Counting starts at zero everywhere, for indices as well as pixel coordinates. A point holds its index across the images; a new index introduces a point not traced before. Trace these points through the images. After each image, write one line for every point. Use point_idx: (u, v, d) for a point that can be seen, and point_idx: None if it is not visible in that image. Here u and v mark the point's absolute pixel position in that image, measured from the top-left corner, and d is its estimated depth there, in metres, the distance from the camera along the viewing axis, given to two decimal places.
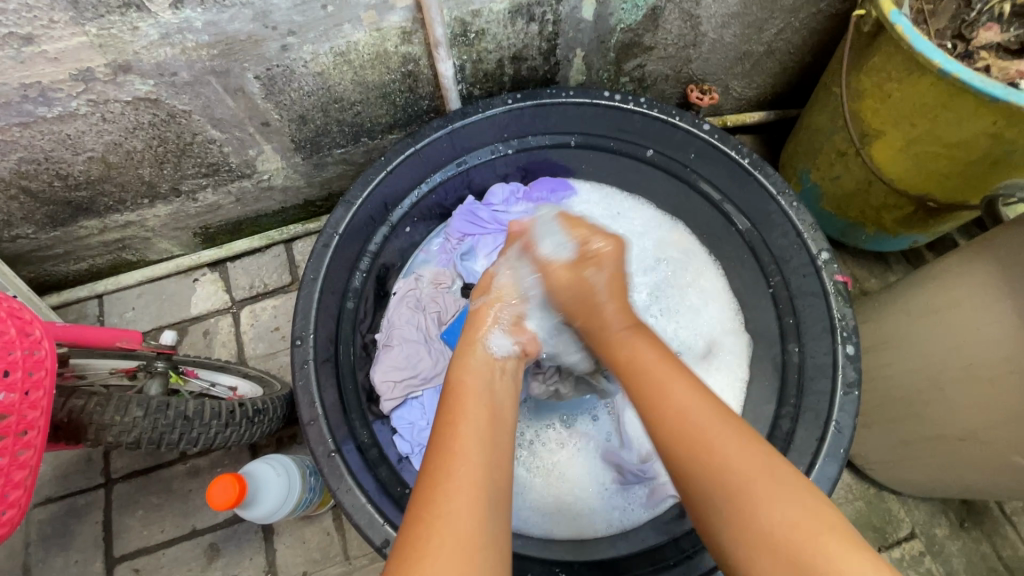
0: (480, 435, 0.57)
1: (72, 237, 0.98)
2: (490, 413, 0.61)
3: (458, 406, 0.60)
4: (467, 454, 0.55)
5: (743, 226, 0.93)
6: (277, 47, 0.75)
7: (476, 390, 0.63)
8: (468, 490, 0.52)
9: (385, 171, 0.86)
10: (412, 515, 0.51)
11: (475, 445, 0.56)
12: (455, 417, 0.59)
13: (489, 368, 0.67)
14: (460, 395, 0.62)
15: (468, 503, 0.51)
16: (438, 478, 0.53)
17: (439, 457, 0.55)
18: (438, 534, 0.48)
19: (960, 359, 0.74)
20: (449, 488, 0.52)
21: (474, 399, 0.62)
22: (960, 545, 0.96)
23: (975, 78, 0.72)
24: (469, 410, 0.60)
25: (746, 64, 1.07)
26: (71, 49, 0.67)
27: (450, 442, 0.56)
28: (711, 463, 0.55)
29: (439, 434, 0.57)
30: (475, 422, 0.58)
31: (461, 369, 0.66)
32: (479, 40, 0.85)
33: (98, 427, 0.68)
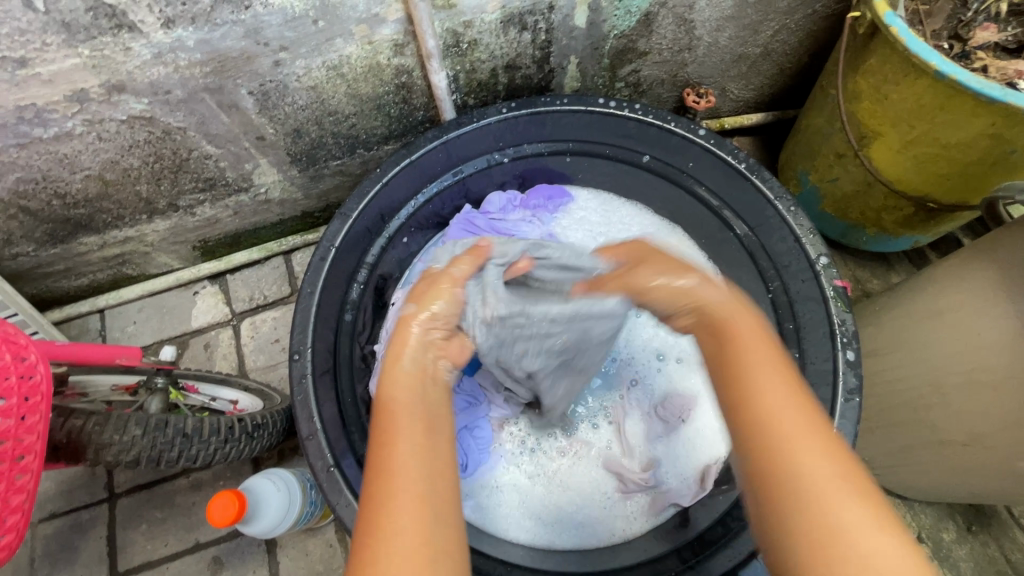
0: (418, 450, 0.53)
1: (72, 254, 0.98)
2: (428, 418, 0.56)
3: (390, 423, 0.55)
4: (405, 491, 0.50)
5: (742, 232, 0.92)
6: (269, 63, 0.75)
7: (411, 402, 0.57)
8: (415, 508, 0.49)
9: (379, 183, 0.87)
10: (357, 546, 0.49)
11: (409, 473, 0.51)
12: (387, 434, 0.54)
13: (421, 378, 0.60)
14: (392, 413, 0.56)
15: (417, 524, 0.48)
16: (380, 504, 0.50)
17: (369, 494, 0.50)
18: (390, 560, 0.46)
19: (963, 364, 0.74)
20: (393, 512, 0.49)
21: (402, 411, 0.56)
22: (968, 549, 0.95)
23: (971, 79, 0.72)
24: (402, 422, 0.55)
25: (742, 66, 1.07)
26: (65, 71, 0.67)
27: (386, 464, 0.52)
28: (791, 450, 0.48)
29: (372, 457, 0.53)
30: (408, 436, 0.54)
31: (391, 381, 0.58)
32: (472, 50, 0.85)
33: (97, 447, 0.68)
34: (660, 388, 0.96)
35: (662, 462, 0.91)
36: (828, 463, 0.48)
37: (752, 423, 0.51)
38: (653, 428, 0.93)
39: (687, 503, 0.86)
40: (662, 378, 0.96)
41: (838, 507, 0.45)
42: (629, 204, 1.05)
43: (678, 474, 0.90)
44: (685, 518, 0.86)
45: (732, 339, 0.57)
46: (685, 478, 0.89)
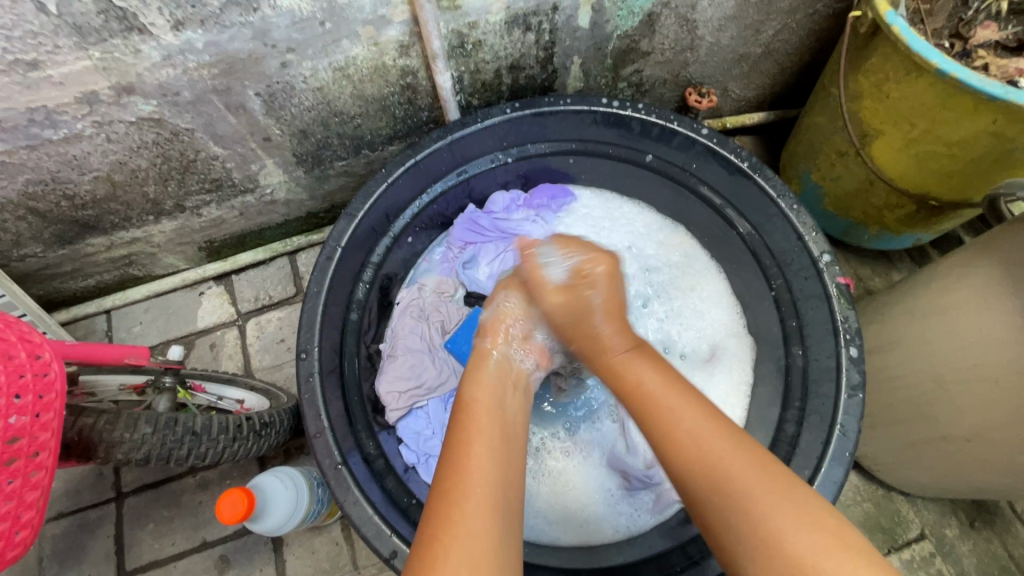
0: (494, 453, 0.57)
1: (80, 255, 0.99)
2: (501, 427, 0.61)
3: (469, 423, 0.60)
4: (476, 489, 0.53)
5: (745, 230, 0.93)
6: (277, 64, 0.76)
7: (488, 404, 0.63)
8: (482, 506, 0.52)
9: (385, 183, 0.87)
10: (426, 532, 0.51)
11: (486, 472, 0.55)
12: (466, 434, 0.59)
13: (500, 383, 0.68)
14: (471, 412, 0.62)
15: (485, 521, 0.51)
16: (451, 498, 0.52)
17: (443, 488, 0.53)
18: (455, 551, 0.48)
19: (967, 359, 0.74)
20: (463, 506, 0.51)
21: (484, 416, 0.61)
22: (971, 545, 0.96)
23: (972, 77, 0.72)
24: (482, 427, 0.60)
25: (744, 66, 1.07)
26: (75, 73, 0.68)
27: (462, 460, 0.56)
28: (738, 501, 0.51)
29: (450, 452, 0.57)
30: (487, 438, 0.58)
31: (473, 384, 0.66)
32: (476, 51, 0.86)
33: (108, 445, 0.69)
34: None
35: None
36: (811, 522, 0.49)
37: (688, 461, 0.55)
38: None
39: None
40: None
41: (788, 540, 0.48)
42: (633, 204, 1.07)
43: None
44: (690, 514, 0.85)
45: (646, 401, 0.62)
46: None
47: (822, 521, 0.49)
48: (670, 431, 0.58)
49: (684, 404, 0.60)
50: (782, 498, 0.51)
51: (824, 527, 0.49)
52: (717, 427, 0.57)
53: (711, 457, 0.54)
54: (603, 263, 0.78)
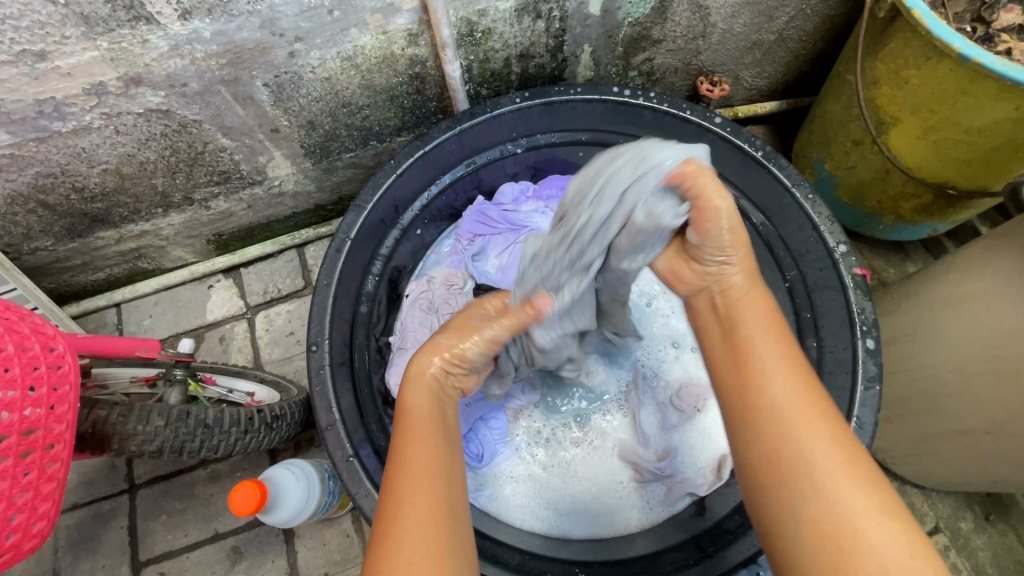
0: (437, 451, 0.57)
1: (89, 248, 0.99)
2: (439, 427, 0.60)
3: (409, 430, 0.59)
4: (420, 489, 0.53)
5: (759, 220, 0.89)
6: (285, 54, 0.75)
7: (428, 409, 0.62)
8: (427, 508, 0.52)
9: (395, 173, 0.87)
10: (375, 541, 0.50)
11: (429, 471, 0.54)
12: (409, 435, 0.58)
13: (442, 389, 0.66)
14: (409, 418, 0.61)
15: (431, 523, 0.51)
16: (397, 499, 0.52)
17: (389, 493, 0.53)
18: (404, 554, 0.48)
19: (984, 351, 0.73)
20: (409, 510, 0.51)
21: (422, 417, 0.61)
22: (986, 539, 0.95)
23: (995, 61, 0.70)
24: (418, 429, 0.59)
25: (757, 53, 1.05)
26: (83, 64, 0.68)
27: (404, 463, 0.55)
28: (777, 426, 0.52)
29: (390, 460, 0.56)
30: (425, 441, 0.58)
31: (410, 389, 0.64)
32: (486, 39, 0.85)
33: (121, 437, 0.69)
34: (675, 378, 0.95)
35: (678, 451, 0.91)
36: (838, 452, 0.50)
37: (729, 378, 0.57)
38: (668, 418, 0.92)
39: (703, 493, 0.86)
40: (678, 366, 0.96)
41: (841, 494, 0.47)
42: None
43: (693, 463, 0.90)
44: (702, 507, 0.86)
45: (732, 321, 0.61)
46: (701, 468, 0.89)
47: (860, 474, 0.49)
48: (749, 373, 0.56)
49: (767, 339, 0.58)
50: (815, 417, 0.52)
51: (848, 461, 0.49)
52: (796, 379, 0.54)
53: (775, 409, 0.53)
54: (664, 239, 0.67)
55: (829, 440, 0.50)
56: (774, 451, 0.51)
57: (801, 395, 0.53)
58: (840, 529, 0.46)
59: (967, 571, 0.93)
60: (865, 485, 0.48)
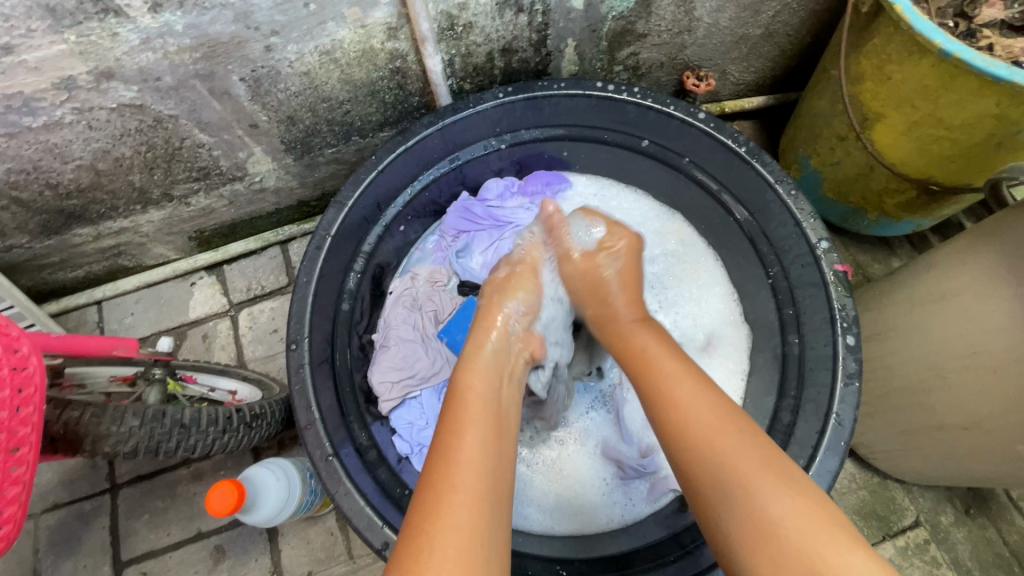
0: (482, 440, 0.56)
1: (67, 245, 0.97)
2: (499, 423, 0.59)
3: (461, 414, 0.58)
4: (462, 480, 0.52)
5: (742, 216, 0.91)
6: (260, 48, 0.74)
7: (483, 394, 0.61)
8: (470, 503, 0.50)
9: (375, 170, 0.85)
10: (413, 522, 0.50)
11: (477, 463, 0.53)
12: (455, 421, 0.57)
13: (496, 369, 0.65)
14: (463, 403, 0.60)
15: (473, 514, 0.50)
16: (437, 488, 0.51)
17: (429, 482, 0.52)
18: (441, 543, 0.47)
19: (962, 349, 0.73)
20: (452, 497, 0.50)
21: (477, 403, 0.60)
22: (966, 532, 0.96)
23: (976, 56, 0.70)
24: (476, 419, 0.58)
25: (743, 49, 1.05)
26: (51, 57, 0.66)
27: (449, 450, 0.54)
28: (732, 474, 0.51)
29: (442, 441, 0.56)
30: (480, 432, 0.57)
31: (469, 371, 0.64)
32: (467, 33, 0.84)
33: (95, 438, 0.68)
34: None
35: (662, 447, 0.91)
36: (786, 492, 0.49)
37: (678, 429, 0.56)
38: None
39: None
40: None
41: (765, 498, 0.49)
42: (628, 189, 1.06)
43: None
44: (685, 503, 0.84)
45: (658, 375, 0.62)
46: None
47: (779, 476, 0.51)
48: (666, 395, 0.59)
49: (682, 374, 0.60)
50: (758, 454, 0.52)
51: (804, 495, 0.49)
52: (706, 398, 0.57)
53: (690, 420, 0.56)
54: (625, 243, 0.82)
55: (745, 441, 0.53)
56: (705, 462, 0.53)
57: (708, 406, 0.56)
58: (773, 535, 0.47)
59: (946, 565, 0.94)
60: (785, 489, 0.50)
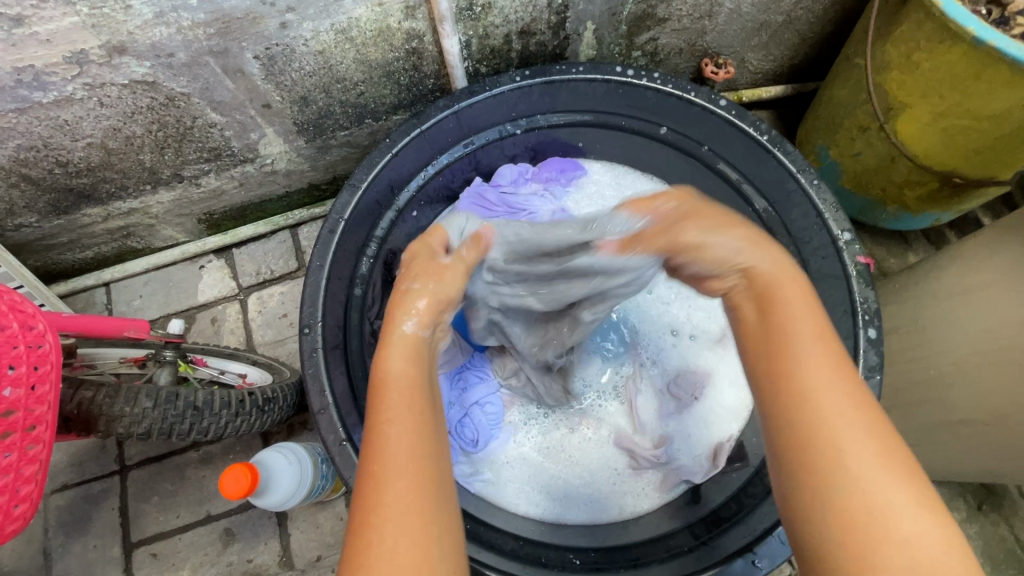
0: (418, 423, 0.50)
1: (76, 225, 0.96)
2: (421, 395, 0.53)
3: (385, 401, 0.52)
4: (401, 470, 0.47)
5: (761, 207, 0.89)
6: (275, 25, 0.72)
7: (405, 376, 0.54)
8: (412, 494, 0.46)
9: (390, 153, 0.84)
10: (350, 543, 0.45)
11: (409, 447, 0.49)
12: (382, 411, 0.51)
13: (419, 353, 0.56)
14: (389, 389, 0.53)
15: (413, 510, 0.46)
16: (375, 480, 0.47)
17: (366, 476, 0.48)
18: (383, 564, 0.43)
19: (986, 345, 0.72)
20: (393, 493, 0.46)
21: (406, 387, 0.53)
22: (978, 528, 0.95)
23: (1010, 45, 0.69)
24: (395, 401, 0.51)
25: (764, 36, 1.03)
26: (63, 30, 0.65)
27: (380, 443, 0.49)
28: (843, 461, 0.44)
29: (367, 440, 0.49)
30: (399, 414, 0.50)
31: (384, 355, 0.55)
32: (486, 14, 0.81)
33: (108, 419, 0.68)
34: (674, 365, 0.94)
35: (674, 439, 0.90)
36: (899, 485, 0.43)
37: (784, 381, 0.49)
38: (665, 406, 0.92)
39: (698, 480, 0.86)
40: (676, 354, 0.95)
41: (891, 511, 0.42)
42: (645, 177, 1.03)
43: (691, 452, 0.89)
44: (697, 496, 0.86)
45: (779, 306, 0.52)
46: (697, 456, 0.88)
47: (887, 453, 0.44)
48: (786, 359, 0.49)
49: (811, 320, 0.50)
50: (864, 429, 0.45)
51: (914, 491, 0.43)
52: (835, 365, 0.48)
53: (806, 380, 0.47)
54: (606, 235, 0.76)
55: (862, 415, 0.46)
56: (806, 420, 0.46)
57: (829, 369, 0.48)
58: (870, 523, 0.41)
59: None
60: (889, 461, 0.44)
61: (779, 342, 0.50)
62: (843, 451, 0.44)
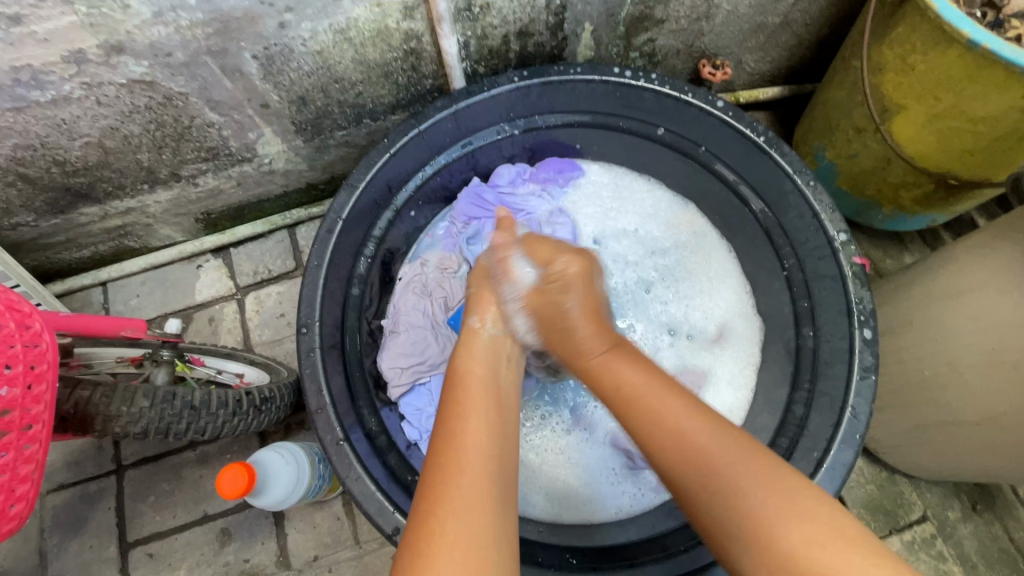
0: (488, 425, 0.58)
1: (73, 225, 0.96)
2: (497, 400, 0.62)
3: (463, 397, 0.61)
4: (473, 457, 0.54)
5: (758, 207, 0.90)
6: (274, 25, 0.72)
7: (483, 376, 0.65)
8: (478, 484, 0.52)
9: (388, 153, 0.84)
10: (422, 508, 0.50)
11: (484, 445, 0.55)
12: (461, 404, 0.60)
13: (493, 355, 0.69)
14: (466, 385, 0.63)
15: (481, 493, 0.51)
16: (445, 469, 0.53)
17: (440, 462, 0.54)
18: (451, 529, 0.48)
19: (982, 345, 0.72)
20: (461, 482, 0.51)
21: (481, 389, 0.63)
22: (972, 528, 0.96)
23: (1005, 47, 0.69)
24: (479, 399, 0.61)
25: (761, 37, 1.03)
26: (61, 29, 0.65)
27: (456, 437, 0.56)
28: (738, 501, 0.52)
29: (445, 424, 0.58)
30: (483, 411, 0.59)
31: (469, 353, 0.68)
32: (484, 14, 0.82)
33: (105, 418, 0.68)
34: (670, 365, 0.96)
35: None
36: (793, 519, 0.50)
37: (665, 449, 0.57)
38: None
39: None
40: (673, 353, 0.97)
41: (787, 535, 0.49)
42: (642, 178, 1.05)
43: None
44: None
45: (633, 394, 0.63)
46: None
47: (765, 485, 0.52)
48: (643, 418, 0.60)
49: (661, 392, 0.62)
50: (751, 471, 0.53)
51: (816, 519, 0.50)
52: (703, 419, 0.59)
53: (676, 435, 0.57)
54: (579, 264, 0.78)
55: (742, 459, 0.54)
56: (696, 471, 0.55)
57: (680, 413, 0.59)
58: (760, 542, 0.49)
59: (952, 560, 0.94)
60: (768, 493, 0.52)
61: (675, 435, 0.57)
62: (742, 501, 0.52)
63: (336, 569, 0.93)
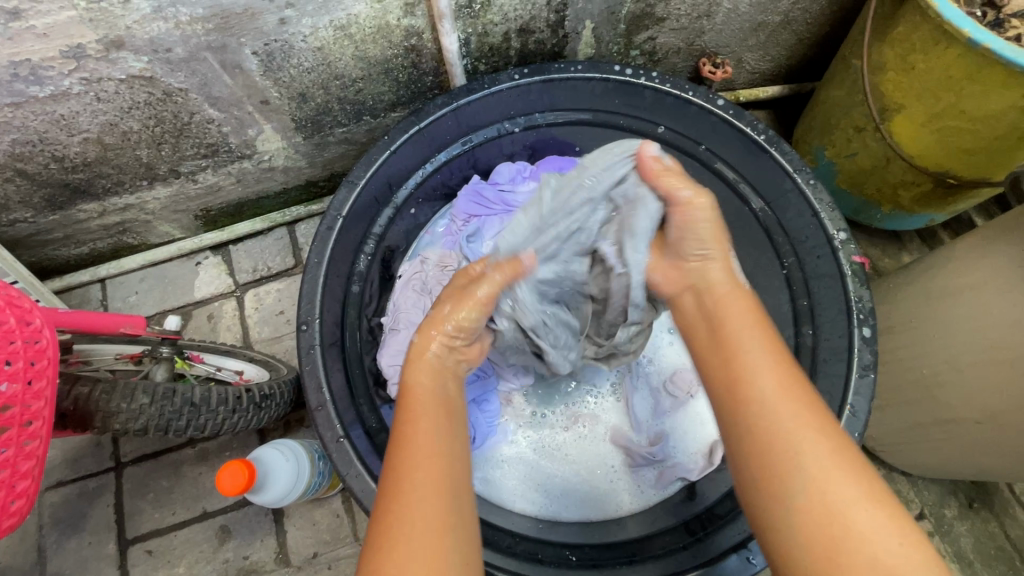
0: (438, 424, 0.56)
1: (71, 221, 0.96)
2: (446, 404, 0.60)
3: (411, 404, 0.58)
4: (426, 453, 0.53)
5: (758, 207, 0.89)
6: (274, 21, 0.72)
7: (433, 387, 0.61)
8: (433, 482, 0.51)
9: (388, 150, 0.83)
10: (381, 508, 0.50)
11: (435, 442, 0.54)
12: (411, 409, 0.58)
13: (443, 367, 0.64)
14: (412, 393, 0.60)
15: (435, 492, 0.51)
16: (397, 472, 0.52)
17: (392, 463, 0.53)
18: (406, 527, 0.48)
19: (979, 343, 0.73)
20: (413, 481, 0.51)
21: (427, 393, 0.60)
22: (969, 525, 0.96)
23: (1005, 47, 0.69)
24: (426, 405, 0.58)
25: (761, 36, 1.03)
26: (60, 24, 0.64)
27: (407, 438, 0.54)
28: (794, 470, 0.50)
29: (396, 431, 0.56)
30: (429, 414, 0.57)
31: (416, 365, 0.63)
32: (485, 11, 0.81)
33: (105, 415, 0.68)
34: (670, 363, 0.96)
35: (669, 436, 0.91)
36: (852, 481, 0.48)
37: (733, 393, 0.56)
38: (661, 403, 0.93)
39: (693, 478, 0.86)
40: (673, 351, 0.96)
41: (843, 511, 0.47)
42: None
43: (686, 448, 0.90)
44: (693, 492, 0.86)
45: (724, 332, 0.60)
46: (693, 452, 0.89)
47: (845, 459, 0.50)
48: (739, 373, 0.56)
49: (755, 339, 0.58)
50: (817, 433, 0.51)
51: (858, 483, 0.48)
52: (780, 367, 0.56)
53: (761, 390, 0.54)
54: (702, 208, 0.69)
55: (807, 416, 0.52)
56: (762, 427, 0.53)
57: (783, 377, 0.55)
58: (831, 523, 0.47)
59: (950, 557, 0.95)
60: (855, 476, 0.49)
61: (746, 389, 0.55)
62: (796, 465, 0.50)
63: (336, 566, 0.93)
